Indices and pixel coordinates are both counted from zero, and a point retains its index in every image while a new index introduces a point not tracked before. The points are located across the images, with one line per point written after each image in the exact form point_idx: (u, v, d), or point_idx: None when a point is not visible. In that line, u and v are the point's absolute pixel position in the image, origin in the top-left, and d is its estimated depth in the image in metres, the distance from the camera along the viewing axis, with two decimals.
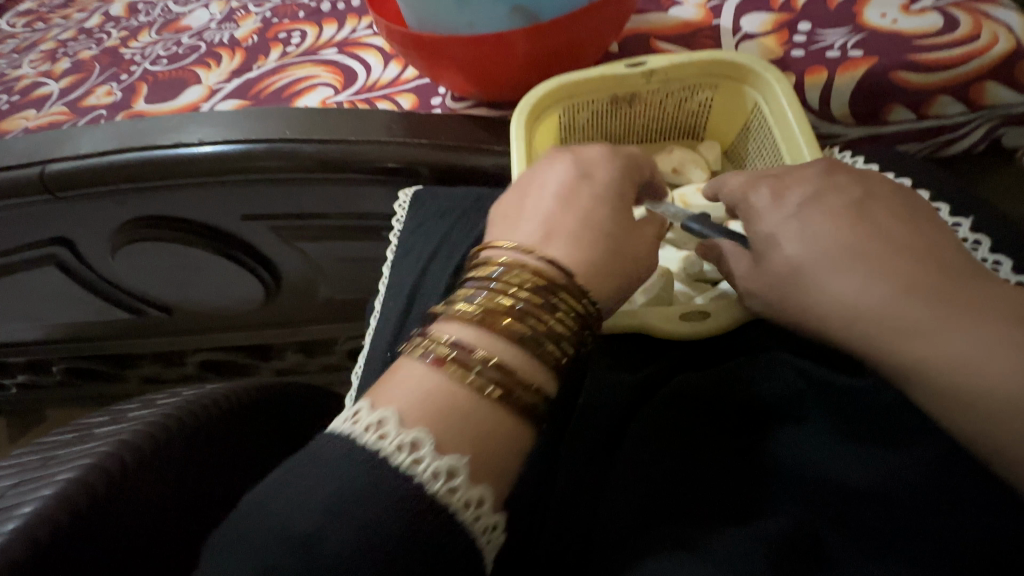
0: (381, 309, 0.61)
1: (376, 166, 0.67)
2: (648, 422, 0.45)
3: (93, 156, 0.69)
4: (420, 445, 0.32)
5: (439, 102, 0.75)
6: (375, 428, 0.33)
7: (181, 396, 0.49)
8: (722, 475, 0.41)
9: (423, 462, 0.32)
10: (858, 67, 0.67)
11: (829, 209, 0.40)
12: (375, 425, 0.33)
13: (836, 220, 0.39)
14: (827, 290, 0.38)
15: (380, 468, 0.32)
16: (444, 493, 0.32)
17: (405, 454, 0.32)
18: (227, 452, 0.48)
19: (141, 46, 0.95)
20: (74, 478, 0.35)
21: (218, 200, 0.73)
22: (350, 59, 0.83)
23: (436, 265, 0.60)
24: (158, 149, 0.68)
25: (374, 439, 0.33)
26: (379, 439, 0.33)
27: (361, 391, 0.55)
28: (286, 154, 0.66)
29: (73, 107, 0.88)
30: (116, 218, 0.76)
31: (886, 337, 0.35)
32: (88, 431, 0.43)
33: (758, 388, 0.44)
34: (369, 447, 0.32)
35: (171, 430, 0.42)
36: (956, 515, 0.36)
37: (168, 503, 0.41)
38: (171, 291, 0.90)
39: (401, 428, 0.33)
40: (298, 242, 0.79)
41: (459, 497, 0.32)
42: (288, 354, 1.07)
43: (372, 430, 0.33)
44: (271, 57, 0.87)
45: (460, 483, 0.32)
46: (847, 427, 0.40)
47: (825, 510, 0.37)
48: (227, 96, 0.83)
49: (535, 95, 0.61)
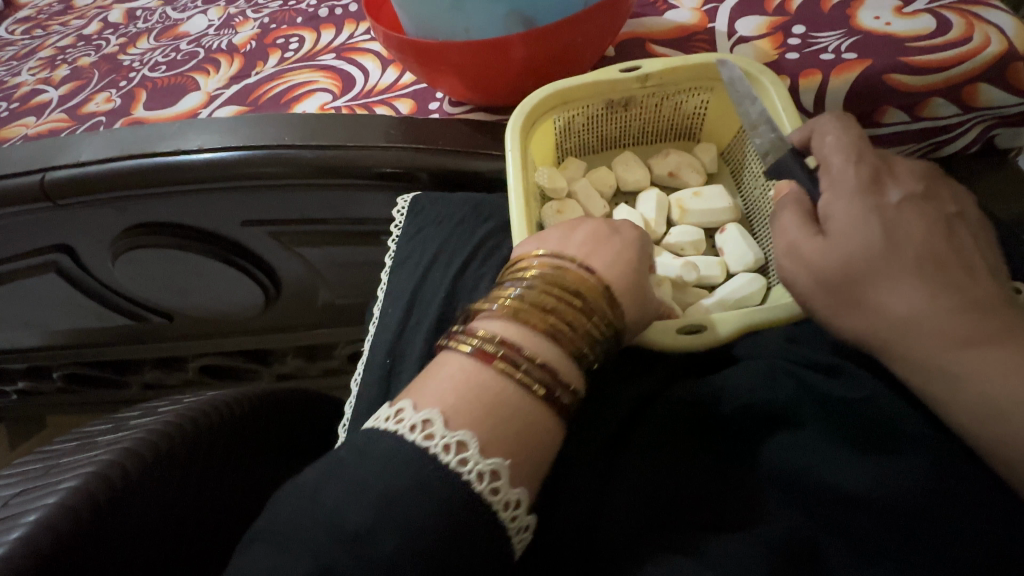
0: (379, 315, 0.61)
1: (374, 171, 0.67)
2: (648, 429, 0.45)
3: (93, 164, 0.69)
4: (465, 445, 0.36)
5: (437, 106, 0.76)
6: (420, 428, 0.37)
7: (182, 403, 0.49)
8: (724, 482, 0.41)
9: (468, 462, 0.35)
10: (852, 69, 0.68)
11: (877, 217, 0.41)
12: (421, 425, 0.37)
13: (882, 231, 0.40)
14: (866, 300, 0.40)
15: (428, 465, 0.35)
16: (485, 492, 0.35)
17: (451, 454, 0.35)
18: (229, 459, 0.48)
19: (140, 53, 0.95)
20: (77, 487, 0.35)
21: (217, 206, 0.73)
22: (349, 64, 0.83)
23: (436, 272, 0.61)
24: (158, 156, 0.68)
25: (421, 438, 0.36)
26: (426, 438, 0.36)
27: (361, 398, 0.55)
28: (285, 160, 0.66)
29: (73, 115, 0.88)
30: (116, 225, 0.76)
31: (927, 347, 0.38)
32: (90, 440, 0.43)
33: (755, 395, 0.44)
34: (418, 443, 0.36)
35: (175, 438, 0.43)
36: (953, 517, 0.36)
37: (172, 512, 0.41)
38: (172, 297, 0.90)
39: (446, 429, 0.37)
40: (298, 247, 0.79)
41: (498, 496, 0.36)
42: (288, 359, 1.07)
43: (418, 430, 0.37)
44: (270, 63, 0.87)
45: (500, 484, 0.36)
46: (843, 433, 0.40)
47: (826, 516, 0.38)
48: (226, 103, 0.84)
49: (531, 100, 0.61)
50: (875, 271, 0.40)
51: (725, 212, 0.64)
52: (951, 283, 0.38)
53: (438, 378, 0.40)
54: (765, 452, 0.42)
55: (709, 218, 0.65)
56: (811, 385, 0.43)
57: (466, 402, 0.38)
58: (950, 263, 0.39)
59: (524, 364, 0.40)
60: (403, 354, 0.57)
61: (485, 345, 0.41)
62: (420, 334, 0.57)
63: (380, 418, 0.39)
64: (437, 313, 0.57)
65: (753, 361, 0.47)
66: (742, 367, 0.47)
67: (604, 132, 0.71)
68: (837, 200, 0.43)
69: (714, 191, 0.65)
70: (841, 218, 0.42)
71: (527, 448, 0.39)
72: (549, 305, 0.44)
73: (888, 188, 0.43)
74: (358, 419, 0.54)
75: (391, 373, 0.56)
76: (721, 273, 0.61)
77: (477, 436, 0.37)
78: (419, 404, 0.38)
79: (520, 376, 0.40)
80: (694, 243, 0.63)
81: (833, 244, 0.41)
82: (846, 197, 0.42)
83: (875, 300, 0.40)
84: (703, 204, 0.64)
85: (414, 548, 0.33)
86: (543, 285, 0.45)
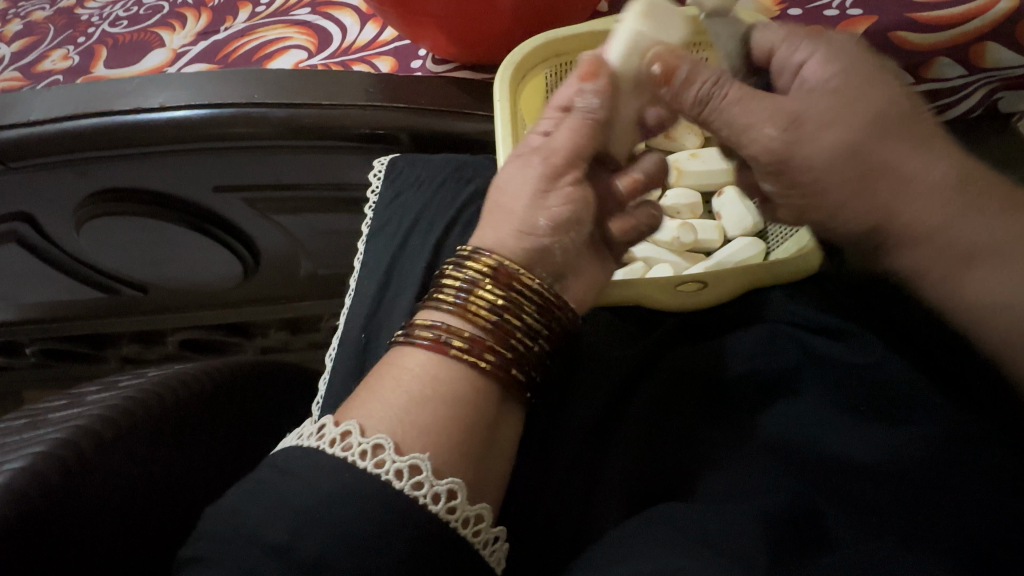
0: (354, 287, 0.57)
1: (352, 133, 0.63)
2: (650, 404, 0.44)
3: (49, 123, 0.64)
4: (381, 447, 0.34)
5: (420, 64, 0.71)
6: (340, 440, 0.35)
7: (144, 378, 0.47)
8: (723, 454, 0.40)
9: (423, 485, 0.34)
10: (858, 26, 0.64)
11: (872, 81, 0.39)
12: (340, 437, 0.35)
13: (887, 95, 0.38)
14: (879, 179, 0.38)
15: (347, 478, 0.33)
16: (443, 513, 0.34)
17: (368, 459, 0.34)
18: (197, 436, 0.46)
19: (98, 6, 0.88)
20: (26, 469, 0.32)
21: (186, 170, 0.69)
22: (325, 20, 0.78)
23: (414, 241, 0.58)
24: (116, 114, 0.63)
25: (339, 450, 0.34)
26: (344, 450, 0.34)
27: (336, 375, 0.52)
28: (253, 119, 0.62)
29: (26, 73, 0.82)
30: (78, 191, 0.71)
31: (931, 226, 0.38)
32: (40, 418, 0.41)
33: (751, 364, 0.43)
34: (336, 456, 0.34)
35: (135, 415, 0.40)
36: (949, 488, 0.35)
37: (135, 494, 0.39)
38: (144, 268, 0.86)
39: (363, 435, 0.35)
40: (276, 215, 0.75)
41: (424, 490, 0.34)
42: (272, 332, 1.05)
43: (338, 442, 0.35)
44: (240, 18, 0.81)
45: (423, 477, 0.34)
46: (842, 403, 0.39)
47: (822, 486, 0.37)
48: (193, 60, 0.78)
49: (520, 50, 0.57)
50: (884, 141, 0.38)
51: (723, 174, 0.62)
52: (938, 149, 0.39)
53: (380, 376, 0.39)
54: (763, 423, 0.40)
55: (706, 180, 0.62)
56: (813, 357, 0.42)
57: (409, 398, 0.37)
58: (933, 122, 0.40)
59: (469, 349, 0.39)
60: (379, 328, 0.54)
61: (433, 334, 0.39)
62: (399, 305, 0.54)
63: (304, 435, 0.36)
64: (416, 285, 0.54)
65: (754, 326, 0.46)
66: (739, 336, 0.45)
67: None
68: (827, 68, 0.39)
69: (711, 153, 0.62)
70: (842, 87, 0.39)
71: (480, 423, 0.38)
72: (505, 308, 0.40)
73: (875, 55, 0.41)
74: (333, 396, 0.51)
75: (365, 349, 0.53)
76: (718, 237, 0.60)
77: (432, 458, 0.35)
78: (341, 417, 0.36)
79: (470, 358, 0.39)
80: (691, 205, 0.61)
81: (839, 117, 0.38)
82: (838, 62, 0.39)
83: (884, 175, 0.38)
84: (699, 166, 0.62)
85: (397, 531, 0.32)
86: (494, 274, 0.41)
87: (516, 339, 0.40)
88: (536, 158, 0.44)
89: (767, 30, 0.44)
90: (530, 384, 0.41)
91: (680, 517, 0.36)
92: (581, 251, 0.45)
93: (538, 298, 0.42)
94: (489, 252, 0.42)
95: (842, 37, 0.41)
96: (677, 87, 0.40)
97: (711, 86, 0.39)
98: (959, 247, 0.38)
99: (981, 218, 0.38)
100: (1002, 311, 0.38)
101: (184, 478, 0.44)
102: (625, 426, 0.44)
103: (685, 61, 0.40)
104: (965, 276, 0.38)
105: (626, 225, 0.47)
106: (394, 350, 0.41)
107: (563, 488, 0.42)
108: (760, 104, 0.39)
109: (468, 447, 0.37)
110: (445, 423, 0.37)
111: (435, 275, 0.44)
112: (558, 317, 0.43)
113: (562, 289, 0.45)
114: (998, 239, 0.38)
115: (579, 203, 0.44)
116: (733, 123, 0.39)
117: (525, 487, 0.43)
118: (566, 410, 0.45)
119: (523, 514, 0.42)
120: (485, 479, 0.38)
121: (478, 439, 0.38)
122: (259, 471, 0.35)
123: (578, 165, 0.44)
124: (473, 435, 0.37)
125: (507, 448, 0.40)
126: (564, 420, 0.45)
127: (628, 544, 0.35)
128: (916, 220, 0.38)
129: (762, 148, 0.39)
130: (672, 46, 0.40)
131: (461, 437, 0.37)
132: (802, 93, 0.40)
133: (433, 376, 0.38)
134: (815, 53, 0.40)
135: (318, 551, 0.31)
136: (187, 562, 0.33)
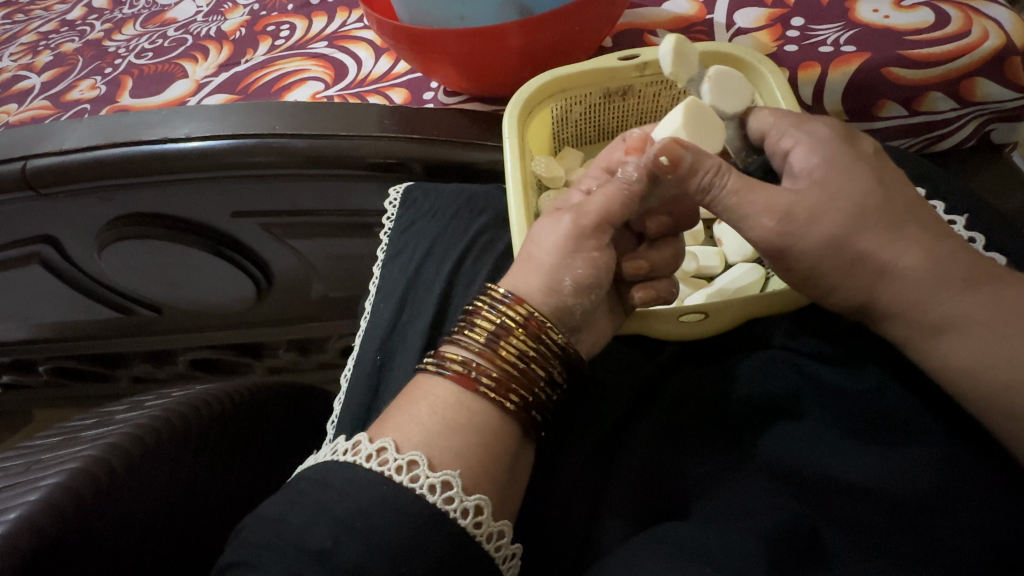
0: (371, 310, 0.60)
1: (367, 162, 0.66)
2: (656, 428, 0.45)
3: (78, 152, 0.67)
4: (416, 463, 0.36)
5: (432, 96, 0.74)
6: (375, 455, 0.36)
7: (171, 398, 0.49)
8: (729, 473, 0.41)
9: (454, 500, 0.35)
10: (851, 62, 0.66)
11: (854, 166, 0.41)
12: (376, 452, 0.37)
13: (862, 182, 0.40)
14: (868, 259, 0.40)
15: (383, 491, 0.34)
16: (470, 527, 0.35)
17: (403, 474, 0.35)
18: (218, 456, 0.47)
19: (125, 39, 0.92)
20: (60, 485, 0.34)
21: (206, 196, 0.72)
22: (341, 53, 0.81)
23: (429, 268, 0.60)
24: (143, 144, 0.66)
25: (375, 464, 0.36)
26: (380, 465, 0.36)
27: (350, 396, 0.54)
28: (274, 149, 0.65)
29: (55, 102, 0.86)
30: (103, 216, 0.74)
31: (940, 309, 0.38)
32: (73, 436, 0.42)
33: (755, 387, 0.44)
34: (372, 470, 0.36)
35: (162, 433, 0.42)
36: (948, 511, 0.36)
37: (158, 513, 0.40)
38: (160, 290, 0.89)
39: (399, 452, 0.37)
40: (291, 239, 0.78)
41: (454, 505, 0.35)
42: (281, 353, 1.05)
43: (374, 457, 0.36)
44: (260, 50, 0.85)
45: (454, 492, 0.36)
46: (839, 422, 0.41)
47: (822, 505, 0.38)
48: (215, 91, 0.81)
49: (528, 88, 0.60)
50: (866, 223, 0.40)
51: None
52: (910, 228, 0.39)
53: (413, 399, 0.41)
54: (766, 443, 0.42)
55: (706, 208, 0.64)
56: (814, 384, 0.43)
57: (442, 423, 0.39)
58: (918, 200, 0.41)
59: (495, 388, 0.41)
60: (394, 350, 0.56)
61: (461, 367, 0.41)
62: (415, 330, 0.56)
63: (338, 451, 0.38)
64: (431, 310, 0.56)
65: (754, 354, 0.47)
66: (741, 360, 0.47)
67: (602, 123, 0.69)
68: (809, 158, 0.42)
69: None
70: (827, 174, 0.41)
71: (490, 444, 0.39)
72: (530, 359, 0.43)
73: (856, 140, 0.44)
74: (348, 416, 0.52)
75: (381, 370, 0.55)
76: (720, 263, 0.61)
77: (461, 474, 0.37)
78: (375, 434, 0.38)
79: (493, 395, 0.40)
80: (693, 233, 0.64)
81: (822, 208, 0.40)
82: (822, 151, 0.42)
83: (870, 255, 0.40)
84: None
85: (410, 545, 0.33)
86: (526, 325, 0.43)
87: (538, 387, 0.43)
88: (555, 214, 0.48)
89: (760, 117, 0.47)
90: (544, 423, 0.43)
91: (682, 536, 0.37)
92: (599, 303, 0.48)
93: (561, 350, 0.44)
94: (522, 300, 0.44)
95: (825, 126, 0.44)
96: (683, 175, 0.43)
97: (713, 174, 0.42)
98: (968, 322, 0.38)
99: (962, 292, 0.38)
100: (982, 382, 0.37)
101: (206, 497, 0.44)
102: (630, 447, 0.45)
103: (689, 151, 0.43)
104: (948, 348, 0.38)
105: (650, 295, 0.50)
106: (422, 377, 0.42)
107: (569, 507, 0.43)
108: (753, 203, 0.42)
109: (488, 462, 0.38)
110: (468, 442, 0.38)
111: (467, 310, 0.46)
112: (571, 366, 0.45)
113: (577, 341, 0.47)
114: (968, 314, 0.38)
115: (595, 262, 0.46)
116: (735, 211, 0.42)
117: (536, 502, 0.44)
118: (574, 429, 0.47)
119: (535, 530, 0.43)
120: (499, 498, 0.39)
121: (498, 456, 0.39)
122: (285, 488, 0.36)
123: (602, 233, 0.46)
124: (493, 450, 0.39)
125: (517, 469, 0.41)
126: (571, 442, 0.46)
127: (637, 558, 0.36)
128: (904, 297, 0.39)
129: (759, 235, 0.42)
130: (676, 137, 0.43)
131: (473, 460, 0.38)
132: (792, 180, 0.43)
133: (462, 407, 0.40)
134: (799, 143, 0.43)
135: (331, 564, 0.32)
136: (222, 568, 0.34)
